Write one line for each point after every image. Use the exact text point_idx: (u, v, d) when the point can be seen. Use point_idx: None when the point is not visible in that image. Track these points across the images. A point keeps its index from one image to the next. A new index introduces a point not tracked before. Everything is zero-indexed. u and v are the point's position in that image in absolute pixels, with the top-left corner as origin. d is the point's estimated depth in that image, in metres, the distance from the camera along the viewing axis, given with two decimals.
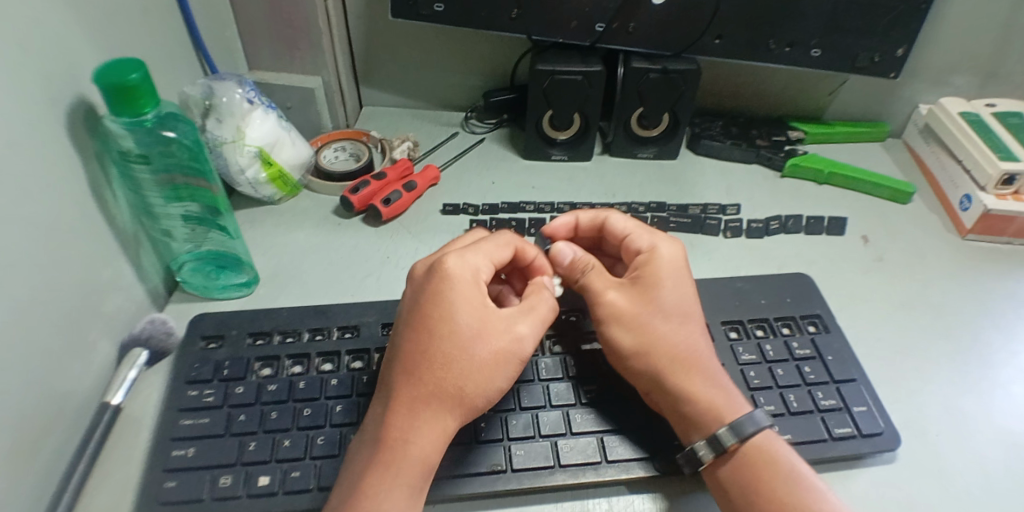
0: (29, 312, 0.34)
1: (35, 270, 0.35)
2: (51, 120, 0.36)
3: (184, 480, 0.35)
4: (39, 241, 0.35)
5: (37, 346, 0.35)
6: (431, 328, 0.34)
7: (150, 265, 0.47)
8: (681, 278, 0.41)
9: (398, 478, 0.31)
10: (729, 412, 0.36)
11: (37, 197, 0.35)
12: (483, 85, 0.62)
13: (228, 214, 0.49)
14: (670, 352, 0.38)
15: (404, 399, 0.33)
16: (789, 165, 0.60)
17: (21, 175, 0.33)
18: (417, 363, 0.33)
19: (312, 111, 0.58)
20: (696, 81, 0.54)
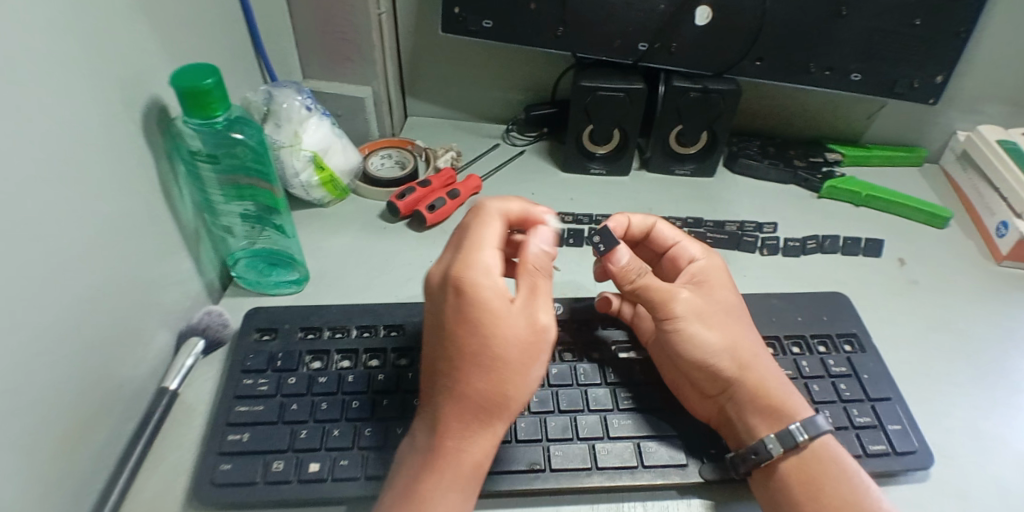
0: (95, 297, 0.36)
1: (102, 258, 0.37)
2: (125, 119, 0.39)
3: (238, 463, 0.37)
4: (106, 232, 0.37)
5: (100, 331, 0.37)
6: (466, 340, 0.31)
7: (208, 259, 0.49)
8: (733, 285, 0.44)
9: (450, 493, 0.31)
10: (801, 409, 0.38)
11: (107, 191, 0.37)
12: (524, 100, 0.64)
13: (284, 213, 0.50)
14: (736, 353, 0.39)
15: (452, 414, 0.31)
16: (827, 186, 0.60)
17: (93, 169, 0.36)
18: (459, 374, 0.31)
19: (360, 120, 0.60)
20: (735, 100, 0.55)
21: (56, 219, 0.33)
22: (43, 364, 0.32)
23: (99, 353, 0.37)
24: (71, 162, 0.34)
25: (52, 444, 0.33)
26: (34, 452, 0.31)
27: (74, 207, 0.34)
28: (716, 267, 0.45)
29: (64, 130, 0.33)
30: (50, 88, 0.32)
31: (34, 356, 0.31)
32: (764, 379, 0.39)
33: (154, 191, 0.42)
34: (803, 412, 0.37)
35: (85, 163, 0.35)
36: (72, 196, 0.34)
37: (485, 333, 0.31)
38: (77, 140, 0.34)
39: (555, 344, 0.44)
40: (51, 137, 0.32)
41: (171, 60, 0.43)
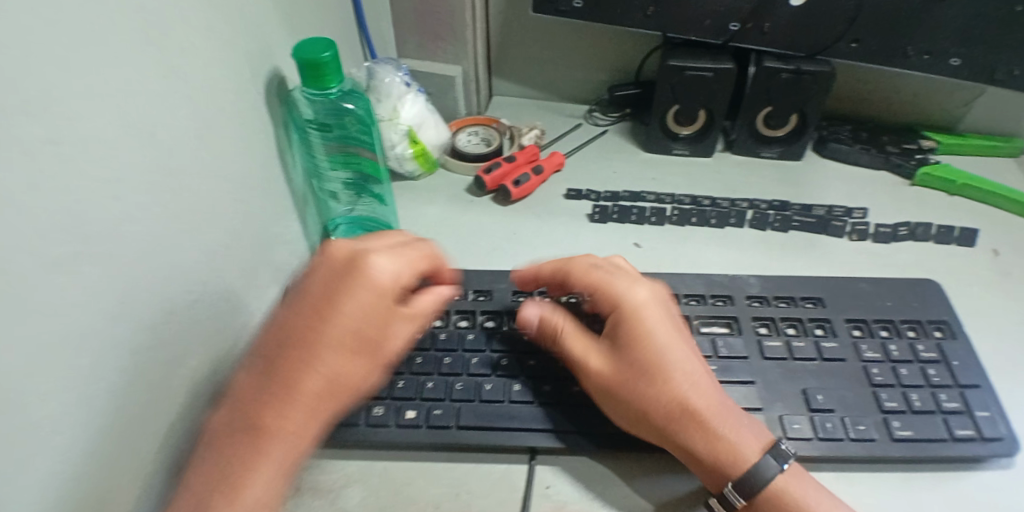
0: (215, 249, 0.40)
1: (223, 216, 0.41)
2: (250, 89, 0.42)
3: (344, 406, 0.41)
4: (228, 193, 0.41)
5: (222, 281, 0.41)
6: (335, 324, 0.35)
7: (313, 223, 0.53)
8: (660, 324, 0.40)
9: (266, 480, 0.32)
10: (739, 462, 0.36)
11: (232, 157, 0.41)
12: (607, 81, 0.64)
13: (382, 183, 0.53)
14: (676, 410, 0.37)
15: (290, 395, 0.33)
16: (920, 173, 0.58)
17: (220, 135, 0.39)
18: (268, 410, 0.33)
19: (448, 98, 0.62)
20: (828, 83, 0.54)
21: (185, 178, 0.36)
22: (175, 308, 0.36)
23: (220, 301, 0.41)
24: (202, 128, 0.37)
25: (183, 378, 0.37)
26: (166, 385, 0.35)
27: (201, 169, 0.38)
28: (631, 307, 0.40)
29: (197, 98, 0.37)
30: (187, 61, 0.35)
31: (168, 299, 0.35)
32: (696, 440, 0.37)
33: (271, 156, 0.46)
34: (739, 467, 0.36)
35: (213, 127, 0.39)
36: (200, 159, 0.38)
37: (326, 377, 0.34)
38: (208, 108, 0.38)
39: None
40: (185, 103, 0.36)
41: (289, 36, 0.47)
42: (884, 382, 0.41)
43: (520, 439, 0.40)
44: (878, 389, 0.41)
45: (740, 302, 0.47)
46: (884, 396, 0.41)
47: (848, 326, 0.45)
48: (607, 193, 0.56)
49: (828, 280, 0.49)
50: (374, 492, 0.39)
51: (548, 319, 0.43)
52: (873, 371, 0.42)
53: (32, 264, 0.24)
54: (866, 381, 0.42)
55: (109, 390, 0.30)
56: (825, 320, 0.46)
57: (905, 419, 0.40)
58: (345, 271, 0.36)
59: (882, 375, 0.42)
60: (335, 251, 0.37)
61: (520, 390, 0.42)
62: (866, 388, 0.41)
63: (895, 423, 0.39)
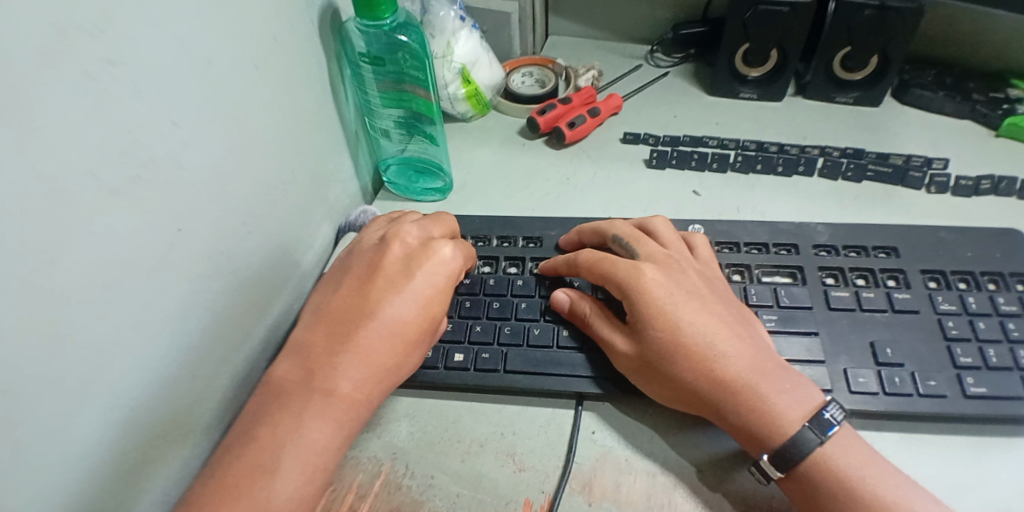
0: (272, 187, 0.40)
1: (280, 149, 0.40)
2: (302, 20, 0.41)
3: None
4: (286, 127, 0.41)
5: (278, 217, 0.41)
6: (402, 296, 0.36)
7: (364, 163, 0.52)
8: (680, 301, 0.38)
9: (320, 441, 0.32)
10: (777, 433, 0.34)
11: (289, 92, 0.41)
12: (672, 18, 0.60)
13: (436, 122, 0.50)
14: (702, 393, 0.35)
15: (348, 365, 0.34)
16: (1006, 124, 0.54)
17: (277, 68, 0.39)
18: (294, 398, 0.33)
19: (504, 36, 0.58)
20: (915, 20, 0.50)
21: (243, 110, 0.36)
22: (236, 239, 0.36)
23: (279, 235, 0.41)
24: (259, 57, 0.37)
25: (248, 310, 0.38)
26: (233, 317, 0.37)
27: (255, 101, 0.37)
28: (641, 287, 0.38)
29: (254, 26, 0.36)
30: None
31: (230, 231, 0.36)
32: (733, 412, 0.35)
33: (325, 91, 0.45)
34: (779, 436, 0.33)
35: (267, 58, 0.38)
36: (258, 91, 0.37)
37: (364, 355, 0.35)
38: (267, 39, 0.37)
39: None
40: (244, 30, 0.35)
41: None
42: (959, 335, 0.39)
43: (570, 384, 0.39)
44: (953, 344, 0.39)
45: (806, 251, 0.44)
46: (959, 351, 0.39)
47: (923, 277, 0.43)
48: (667, 137, 0.54)
49: (904, 233, 0.46)
50: (422, 429, 0.39)
51: (575, 299, 0.41)
52: (948, 324, 0.40)
53: (96, 189, 0.25)
54: (940, 334, 0.40)
55: (177, 315, 0.31)
56: (899, 271, 0.43)
57: (981, 375, 0.38)
58: (410, 255, 0.39)
59: (958, 329, 0.40)
60: (401, 237, 0.40)
61: (569, 336, 0.41)
62: (941, 342, 0.39)
63: (969, 378, 0.38)
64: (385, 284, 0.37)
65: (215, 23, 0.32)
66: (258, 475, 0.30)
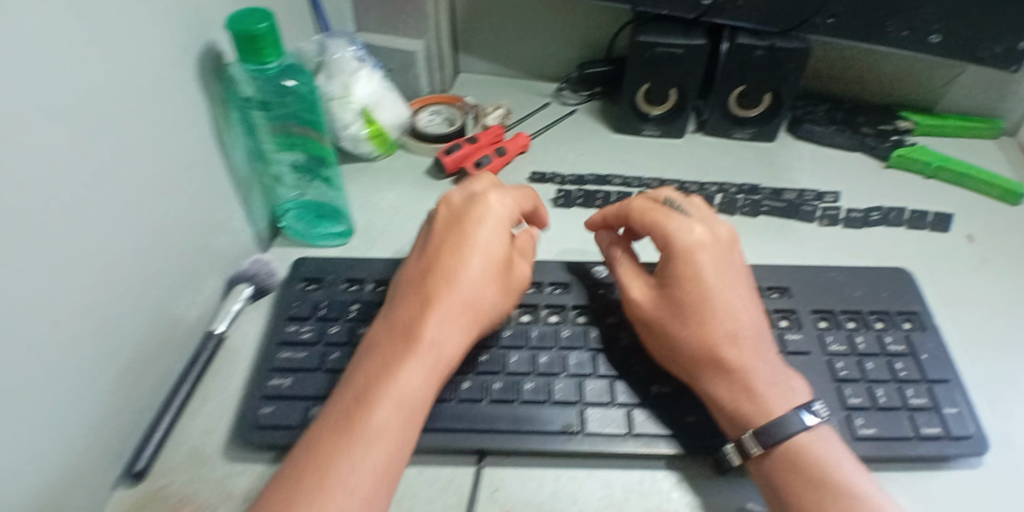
0: (148, 245, 0.37)
1: (160, 199, 0.38)
2: (179, 66, 0.38)
3: (279, 407, 0.39)
4: (167, 175, 0.38)
5: (155, 275, 0.38)
6: (470, 271, 0.38)
7: (259, 209, 0.49)
8: (716, 268, 0.40)
9: (387, 439, 0.32)
10: (760, 413, 0.36)
11: (171, 137, 0.38)
12: (576, 58, 0.62)
13: (332, 165, 0.49)
14: (701, 358, 0.38)
15: (417, 351, 0.35)
16: (894, 156, 0.57)
17: (155, 113, 0.36)
18: (395, 385, 0.33)
19: (411, 75, 0.58)
20: (802, 61, 0.52)
21: (119, 159, 0.33)
22: (107, 299, 0.33)
23: (155, 294, 0.38)
24: (133, 106, 0.34)
25: (113, 381, 0.35)
26: (94, 391, 0.33)
27: (131, 153, 0.34)
28: (682, 253, 0.41)
29: (127, 72, 0.33)
30: (116, 29, 0.32)
31: (100, 291, 0.33)
32: (718, 381, 0.37)
33: (211, 137, 0.42)
34: (767, 416, 0.36)
35: (141, 109, 0.35)
36: (135, 143, 0.35)
37: (441, 342, 0.36)
38: (141, 83, 0.35)
39: (596, 308, 0.45)
40: (115, 76, 0.32)
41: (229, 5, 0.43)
42: (848, 376, 0.40)
43: (468, 442, 0.38)
44: (842, 385, 0.40)
45: None
46: (848, 392, 0.39)
47: (813, 317, 0.44)
48: (573, 176, 0.54)
49: (798, 269, 0.47)
50: None
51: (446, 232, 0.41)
52: (837, 365, 0.41)
53: None
54: (830, 375, 0.40)
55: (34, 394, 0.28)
56: (790, 311, 0.44)
57: (869, 416, 0.38)
58: (457, 224, 0.41)
59: (847, 369, 0.40)
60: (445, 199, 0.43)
61: (469, 389, 0.40)
62: (831, 383, 0.40)
63: (859, 420, 0.38)
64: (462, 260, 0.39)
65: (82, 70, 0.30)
66: (318, 485, 0.29)
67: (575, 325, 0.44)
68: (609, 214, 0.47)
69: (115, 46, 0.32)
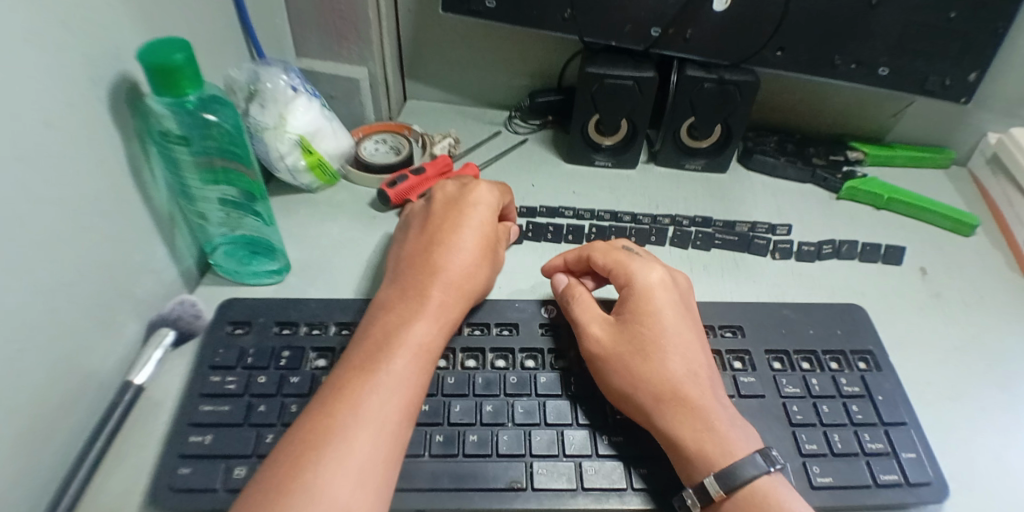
0: (54, 292, 0.33)
1: (68, 245, 0.34)
2: (91, 97, 0.35)
3: (198, 468, 0.35)
4: (75, 218, 0.34)
5: (62, 325, 0.34)
6: (455, 256, 0.41)
7: (184, 246, 0.47)
8: (668, 305, 0.40)
9: (399, 389, 0.33)
10: (726, 455, 0.33)
11: (79, 175, 0.34)
12: (528, 86, 0.63)
13: (264, 200, 0.47)
14: (660, 393, 0.36)
15: (421, 312, 0.37)
16: (847, 187, 0.58)
17: (59, 151, 0.33)
18: (393, 357, 0.34)
19: (354, 102, 0.59)
20: (752, 93, 0.53)
21: (19, 198, 0.30)
22: (3, 354, 0.30)
23: (63, 344, 0.35)
24: (36, 141, 0.31)
25: (7, 448, 0.31)
26: None
27: (35, 192, 0.31)
28: (642, 290, 0.40)
29: (24, 108, 0.30)
30: (7, 62, 0.29)
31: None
32: (680, 423, 0.35)
33: (126, 175, 0.39)
34: (729, 461, 0.33)
35: (46, 144, 0.32)
36: (41, 180, 0.32)
37: (436, 311, 0.38)
38: (39, 120, 0.31)
39: (546, 350, 0.43)
40: (7, 115, 0.29)
41: (146, 32, 0.39)
42: (804, 421, 0.39)
43: (406, 503, 0.34)
44: (798, 430, 0.38)
45: None
46: (804, 437, 0.38)
47: (767, 358, 0.43)
48: (523, 208, 0.53)
49: (751, 305, 0.46)
50: None
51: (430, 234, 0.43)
52: (792, 409, 0.39)
53: None
54: (785, 420, 0.39)
55: None
56: (744, 352, 0.43)
57: (826, 463, 0.37)
58: (451, 209, 0.44)
59: (802, 414, 0.39)
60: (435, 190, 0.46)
61: (410, 443, 0.37)
62: (786, 429, 0.38)
63: (815, 468, 0.37)
64: (451, 247, 0.41)
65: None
66: (317, 456, 0.29)
67: (523, 369, 0.42)
68: (567, 257, 0.46)
69: (6, 83, 0.28)
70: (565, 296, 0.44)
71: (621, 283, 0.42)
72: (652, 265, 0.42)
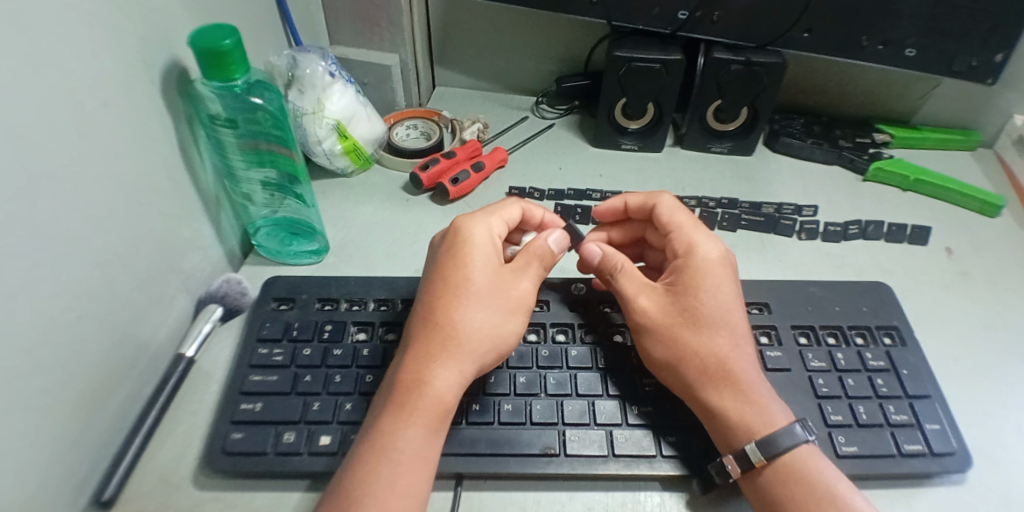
0: (109, 265, 0.35)
1: (122, 222, 0.36)
2: (144, 78, 0.37)
3: (249, 433, 0.37)
4: (128, 195, 0.36)
5: (119, 295, 0.36)
6: (476, 273, 0.38)
7: (229, 227, 0.49)
8: (721, 283, 0.40)
9: (432, 409, 0.34)
10: (767, 425, 0.35)
11: (132, 154, 0.36)
12: (555, 72, 0.64)
13: (304, 182, 0.49)
14: (707, 366, 0.37)
15: (441, 338, 0.36)
16: (873, 169, 0.58)
17: (114, 129, 0.34)
18: (419, 390, 0.34)
19: (386, 88, 0.61)
20: (780, 75, 0.54)
21: (78, 174, 0.32)
22: (66, 320, 0.32)
23: (120, 314, 0.37)
24: (93, 121, 0.33)
25: (73, 406, 0.33)
26: (52, 418, 0.31)
27: (94, 169, 0.33)
28: (694, 265, 0.41)
29: (82, 87, 0.32)
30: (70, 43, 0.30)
31: (52, 320, 0.30)
32: (722, 400, 0.36)
33: (175, 156, 0.41)
34: (770, 430, 0.35)
35: (103, 122, 0.33)
36: (97, 157, 0.33)
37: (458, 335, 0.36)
38: (97, 99, 0.33)
39: (576, 325, 0.44)
40: (65, 93, 0.30)
41: (193, 18, 0.41)
42: (829, 393, 0.40)
43: (445, 466, 0.36)
44: (823, 402, 0.39)
45: None
46: (829, 409, 0.39)
47: (793, 333, 0.44)
48: (552, 191, 0.54)
49: (779, 283, 0.47)
50: None
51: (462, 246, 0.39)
52: (818, 382, 0.40)
53: None
54: (811, 392, 0.40)
55: None
56: (771, 327, 0.44)
57: (851, 434, 0.38)
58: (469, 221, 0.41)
59: (828, 386, 0.40)
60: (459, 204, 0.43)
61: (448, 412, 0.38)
62: (812, 400, 0.39)
63: (840, 438, 0.37)
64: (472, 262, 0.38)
65: (26, 87, 0.28)
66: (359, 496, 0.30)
67: (554, 343, 0.43)
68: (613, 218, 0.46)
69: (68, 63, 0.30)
70: (607, 264, 0.43)
71: (675, 254, 0.42)
72: (712, 240, 0.43)
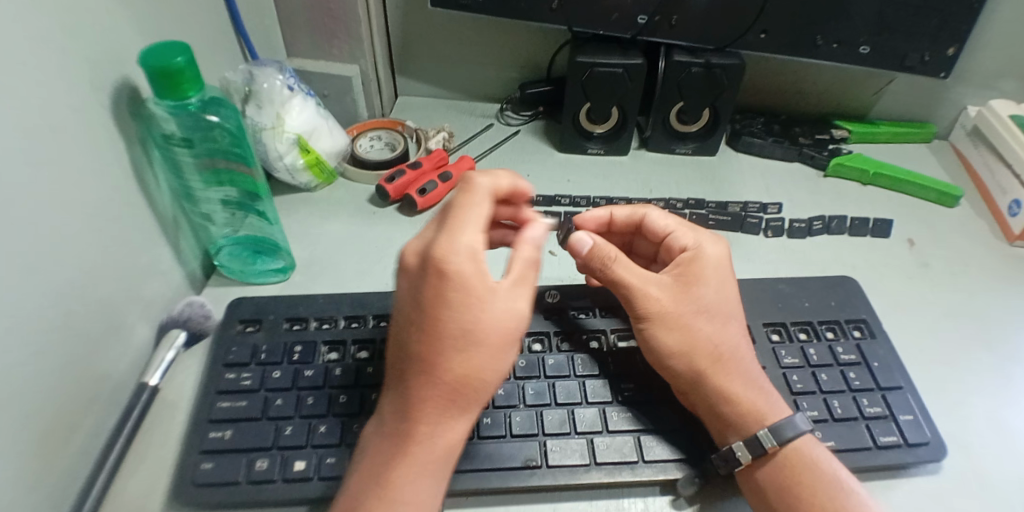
0: (66, 297, 0.34)
1: (76, 252, 0.35)
2: (93, 102, 0.35)
3: (220, 463, 0.36)
4: (83, 223, 0.35)
5: (76, 327, 0.35)
6: (478, 311, 0.31)
7: (189, 249, 0.47)
8: (726, 279, 0.42)
9: (435, 460, 0.32)
10: (773, 413, 0.37)
11: (84, 180, 0.35)
12: (519, 78, 0.64)
13: (266, 200, 0.48)
14: (718, 356, 0.38)
15: (439, 386, 0.31)
16: (833, 164, 0.60)
17: (65, 157, 0.33)
18: (423, 442, 0.32)
19: (349, 100, 0.60)
20: (739, 76, 0.55)
21: (31, 206, 0.31)
22: (20, 358, 0.30)
23: (79, 347, 0.35)
24: (42, 149, 0.31)
25: (31, 447, 0.31)
26: (9, 460, 0.30)
27: (46, 199, 0.32)
28: (701, 262, 0.42)
29: (27, 114, 0.30)
30: (14, 71, 0.29)
31: (7, 358, 0.29)
32: (734, 388, 0.38)
33: (129, 180, 0.39)
34: (776, 417, 0.37)
35: (53, 151, 0.32)
36: (49, 187, 0.32)
37: (459, 382, 0.31)
38: (43, 124, 0.31)
39: (552, 334, 0.44)
40: (11, 122, 0.29)
41: (142, 37, 0.40)
42: (804, 389, 0.40)
43: None
44: (798, 398, 0.40)
45: None
46: (804, 405, 0.39)
47: (766, 331, 0.44)
48: None
49: (745, 282, 0.48)
50: None
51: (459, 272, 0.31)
52: (792, 379, 0.41)
53: None
54: (786, 389, 0.40)
55: None
56: None
57: (827, 428, 0.38)
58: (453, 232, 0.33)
59: (802, 383, 0.41)
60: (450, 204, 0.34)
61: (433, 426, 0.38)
62: (787, 397, 0.40)
63: (817, 433, 0.38)
64: (475, 296, 0.31)
65: None
66: None
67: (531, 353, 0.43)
68: (618, 213, 0.46)
69: (11, 91, 0.29)
70: (601, 253, 0.40)
71: (681, 249, 0.43)
72: (717, 242, 0.44)
